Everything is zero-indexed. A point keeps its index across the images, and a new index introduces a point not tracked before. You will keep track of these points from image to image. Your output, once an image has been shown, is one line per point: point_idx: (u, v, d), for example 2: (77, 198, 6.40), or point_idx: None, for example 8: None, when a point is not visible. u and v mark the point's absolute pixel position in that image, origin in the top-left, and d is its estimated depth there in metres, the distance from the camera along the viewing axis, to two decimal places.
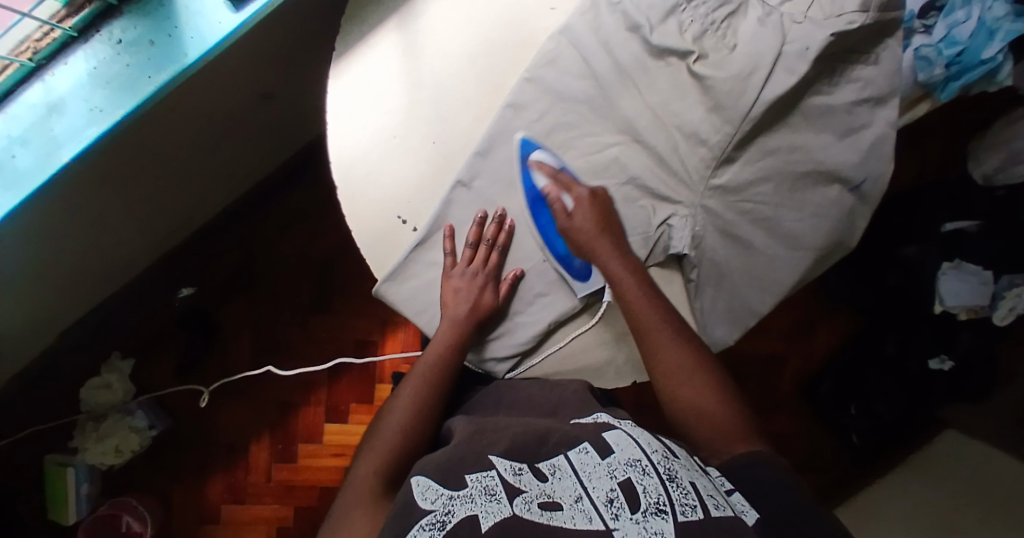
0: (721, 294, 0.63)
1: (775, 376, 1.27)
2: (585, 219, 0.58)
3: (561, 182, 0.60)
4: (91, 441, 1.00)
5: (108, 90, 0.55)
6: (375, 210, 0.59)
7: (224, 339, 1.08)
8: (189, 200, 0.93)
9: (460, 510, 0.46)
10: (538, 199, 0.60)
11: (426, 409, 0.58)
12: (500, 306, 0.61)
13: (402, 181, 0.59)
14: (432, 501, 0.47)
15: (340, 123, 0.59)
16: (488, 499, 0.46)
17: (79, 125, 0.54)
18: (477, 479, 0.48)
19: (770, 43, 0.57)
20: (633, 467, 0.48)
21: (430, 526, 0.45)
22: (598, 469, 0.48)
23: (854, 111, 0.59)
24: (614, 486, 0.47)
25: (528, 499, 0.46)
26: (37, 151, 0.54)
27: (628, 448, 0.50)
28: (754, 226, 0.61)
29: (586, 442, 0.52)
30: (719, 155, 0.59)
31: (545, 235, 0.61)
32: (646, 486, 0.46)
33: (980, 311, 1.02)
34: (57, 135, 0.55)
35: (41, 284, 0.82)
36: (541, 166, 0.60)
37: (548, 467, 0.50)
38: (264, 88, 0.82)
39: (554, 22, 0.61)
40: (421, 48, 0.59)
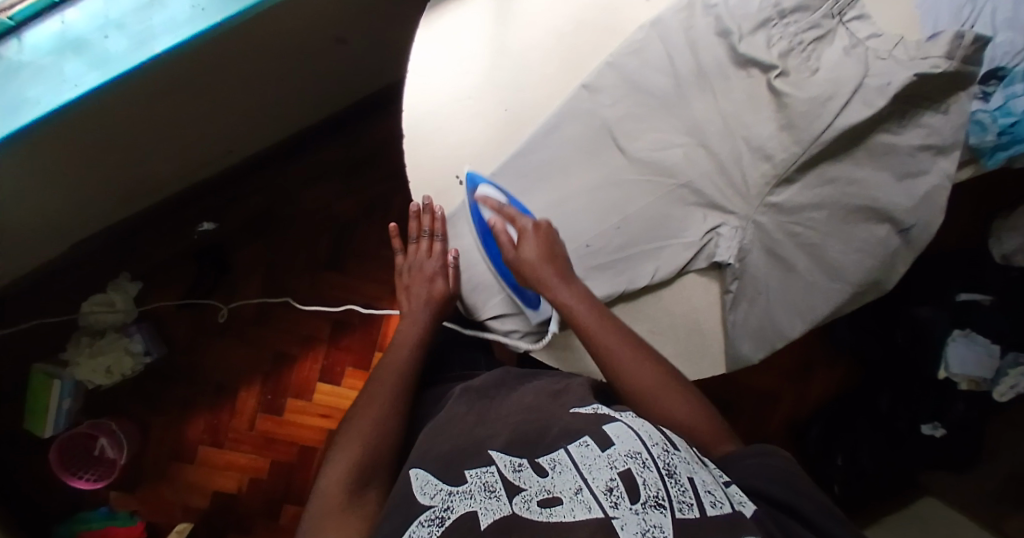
0: (755, 311, 0.63)
1: (765, 415, 1.25)
2: (531, 252, 0.58)
3: (506, 216, 0.59)
4: (85, 357, 0.98)
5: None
6: (435, 167, 0.60)
7: (235, 279, 1.07)
8: (236, 132, 0.93)
9: (458, 506, 0.46)
10: (486, 236, 0.62)
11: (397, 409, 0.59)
12: (455, 292, 0.64)
13: (467, 139, 0.59)
14: (431, 497, 0.47)
15: (420, 73, 0.59)
16: (487, 495, 0.46)
17: (180, 20, 0.55)
18: (477, 475, 0.48)
19: (852, 73, 0.58)
20: (634, 459, 0.47)
21: (430, 522, 0.45)
22: (598, 461, 0.48)
23: (917, 156, 0.60)
24: (614, 476, 0.46)
25: (527, 498, 0.46)
26: (130, 37, 0.54)
27: (628, 440, 0.50)
28: (800, 249, 0.62)
29: (586, 435, 0.51)
30: (781, 173, 0.61)
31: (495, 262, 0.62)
32: (647, 478, 0.46)
33: (981, 384, 1.07)
34: (153, 26, 0.55)
35: (76, 184, 0.81)
36: (484, 200, 0.59)
37: (548, 462, 0.49)
38: (339, 31, 0.83)
39: (646, 12, 0.61)
40: (512, 15, 0.60)
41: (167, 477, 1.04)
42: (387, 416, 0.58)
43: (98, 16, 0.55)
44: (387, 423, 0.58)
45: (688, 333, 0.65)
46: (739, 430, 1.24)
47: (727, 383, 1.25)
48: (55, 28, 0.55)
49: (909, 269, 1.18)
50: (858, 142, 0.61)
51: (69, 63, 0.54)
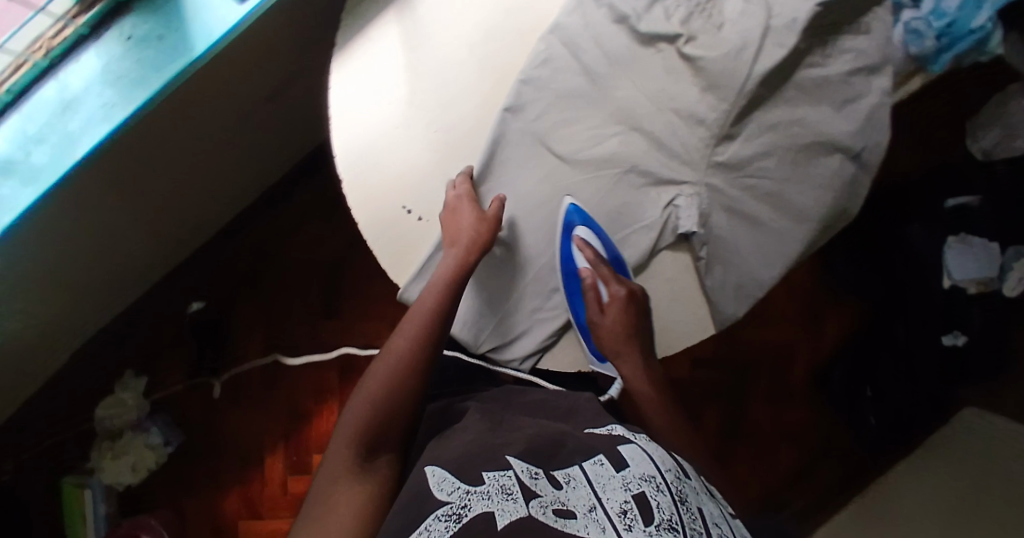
0: (730, 271, 0.62)
1: (786, 366, 1.25)
2: (615, 319, 0.61)
3: (600, 273, 0.62)
4: (108, 460, 1.00)
5: (122, 84, 0.55)
6: (378, 203, 0.59)
7: (236, 349, 1.08)
8: (197, 208, 0.94)
9: (476, 505, 0.44)
10: (573, 274, 0.63)
11: (413, 371, 0.55)
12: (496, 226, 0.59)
13: (405, 169, 0.59)
14: (449, 493, 0.46)
15: (342, 114, 0.59)
16: (505, 497, 0.45)
17: (94, 121, 0.54)
18: (494, 478, 0.48)
19: (757, 19, 0.60)
20: (648, 482, 0.50)
21: (447, 518, 0.44)
22: (613, 481, 0.50)
23: (851, 81, 0.61)
24: (627, 498, 0.48)
25: (544, 503, 0.46)
26: (53, 147, 0.55)
27: (642, 463, 0.53)
28: (758, 201, 0.62)
29: (601, 454, 0.54)
30: (719, 132, 0.61)
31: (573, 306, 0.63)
32: (660, 501, 0.49)
33: (990, 283, 1.06)
34: (71, 132, 0.55)
35: (53, 298, 0.82)
36: (583, 247, 0.61)
37: (563, 475, 0.51)
38: (268, 90, 0.85)
39: (544, 9, 0.62)
40: (418, 40, 0.60)
41: None
42: (404, 380, 0.54)
43: (18, 135, 0.55)
44: (401, 388, 0.54)
45: (677, 308, 0.64)
46: (761, 383, 1.24)
47: (740, 337, 1.25)
48: None
49: (890, 187, 1.17)
50: (786, 79, 0.61)
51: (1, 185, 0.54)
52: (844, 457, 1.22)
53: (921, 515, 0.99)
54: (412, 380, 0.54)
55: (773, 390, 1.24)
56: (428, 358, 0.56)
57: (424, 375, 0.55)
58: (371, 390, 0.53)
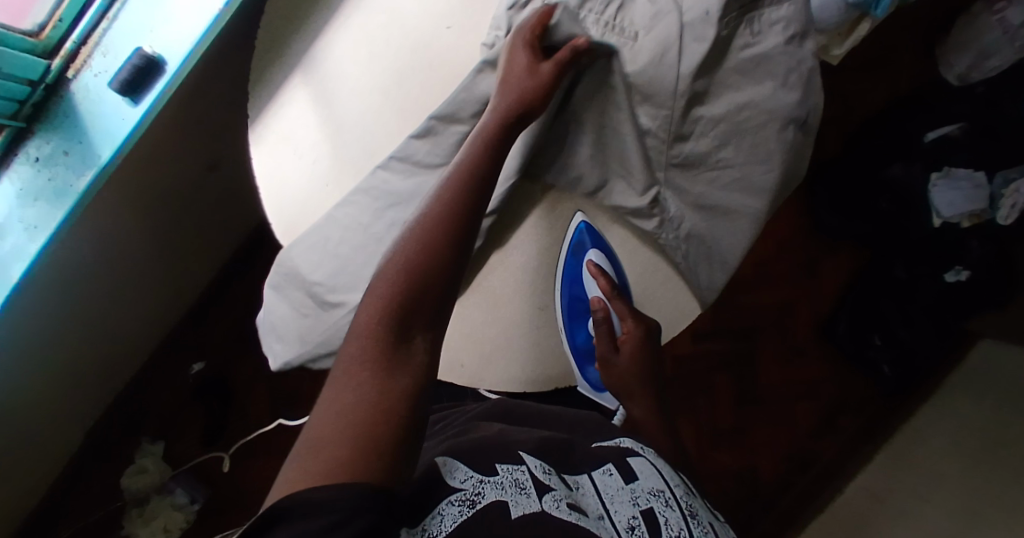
0: (714, 267, 0.61)
1: (790, 325, 1.21)
2: (630, 354, 0.61)
3: (614, 308, 0.61)
4: (139, 526, 1.02)
5: (40, 205, 0.53)
6: (312, 271, 0.58)
7: (243, 402, 1.12)
8: (171, 277, 0.95)
9: (490, 493, 0.43)
10: (581, 298, 0.62)
11: (444, 260, 0.43)
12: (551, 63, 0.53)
13: (326, 226, 0.58)
14: (462, 481, 0.44)
15: (274, 185, 0.60)
16: (518, 490, 0.44)
17: (21, 245, 0.53)
18: (507, 470, 0.46)
19: (671, 19, 0.56)
20: (657, 497, 0.50)
21: (460, 502, 0.42)
22: (621, 493, 0.49)
23: (790, 49, 0.58)
24: (636, 513, 0.48)
25: (557, 497, 0.45)
26: None
27: (650, 477, 0.52)
28: (728, 190, 0.60)
29: (610, 463, 0.52)
30: (670, 134, 0.58)
31: (572, 329, 0.61)
32: (668, 517, 0.49)
33: (982, 215, 1.02)
34: (4, 258, 0.53)
35: (49, 391, 0.84)
36: (598, 274, 0.60)
37: (573, 480, 0.49)
38: (207, 159, 0.85)
39: (457, 46, 0.59)
40: (332, 98, 0.60)
41: None
42: (425, 281, 0.42)
43: None
44: (430, 278, 0.42)
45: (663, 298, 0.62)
46: (767, 349, 1.21)
47: (739, 304, 1.22)
48: None
49: (864, 133, 1.13)
50: (715, 68, 0.58)
51: None
52: (864, 409, 1.16)
53: (946, 463, 0.97)
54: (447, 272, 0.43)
55: (783, 353, 1.21)
56: (457, 255, 0.44)
57: (457, 266, 0.44)
58: (392, 278, 0.42)
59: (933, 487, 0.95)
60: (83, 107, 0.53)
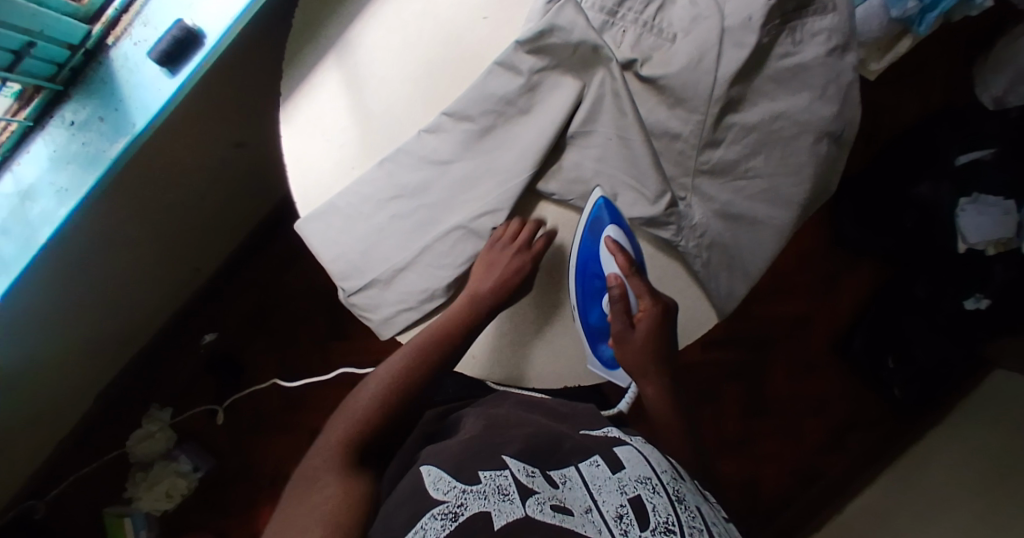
0: (735, 275, 0.60)
1: (801, 340, 1.20)
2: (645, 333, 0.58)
3: (629, 285, 0.58)
4: (143, 490, 1.04)
5: (71, 169, 0.54)
6: (320, 249, 0.60)
7: (253, 376, 1.13)
8: (191, 247, 0.96)
9: (473, 504, 0.43)
10: (596, 273, 0.59)
11: (406, 383, 0.54)
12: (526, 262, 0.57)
13: (331, 210, 0.58)
14: (444, 492, 0.44)
15: (300, 166, 0.60)
16: (501, 497, 0.44)
17: (52, 208, 0.54)
18: (490, 477, 0.46)
19: (711, 24, 0.56)
20: (644, 484, 0.49)
21: (443, 516, 0.42)
22: (608, 483, 0.49)
23: (830, 61, 0.57)
24: (623, 502, 0.47)
25: (541, 500, 0.45)
26: (17, 235, 0.54)
27: (638, 465, 0.51)
28: (754, 201, 0.59)
29: (597, 454, 0.52)
30: (699, 141, 0.57)
31: (583, 307, 0.59)
32: (656, 504, 0.48)
33: (1009, 243, 0.96)
34: (32, 219, 0.54)
35: (64, 351, 0.85)
36: (616, 250, 0.57)
37: (559, 475, 0.49)
38: (235, 135, 0.85)
39: (492, 39, 0.59)
40: (363, 82, 0.60)
41: None
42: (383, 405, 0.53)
43: None
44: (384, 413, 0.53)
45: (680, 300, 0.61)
46: (777, 362, 1.20)
47: (753, 316, 1.21)
48: None
49: (894, 151, 1.12)
50: (752, 75, 0.57)
51: None
52: (875, 428, 1.17)
53: (952, 490, 0.95)
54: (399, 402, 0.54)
55: (793, 367, 1.20)
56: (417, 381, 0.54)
57: (417, 387, 0.55)
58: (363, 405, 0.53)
59: (935, 512, 0.94)
60: (120, 75, 0.53)
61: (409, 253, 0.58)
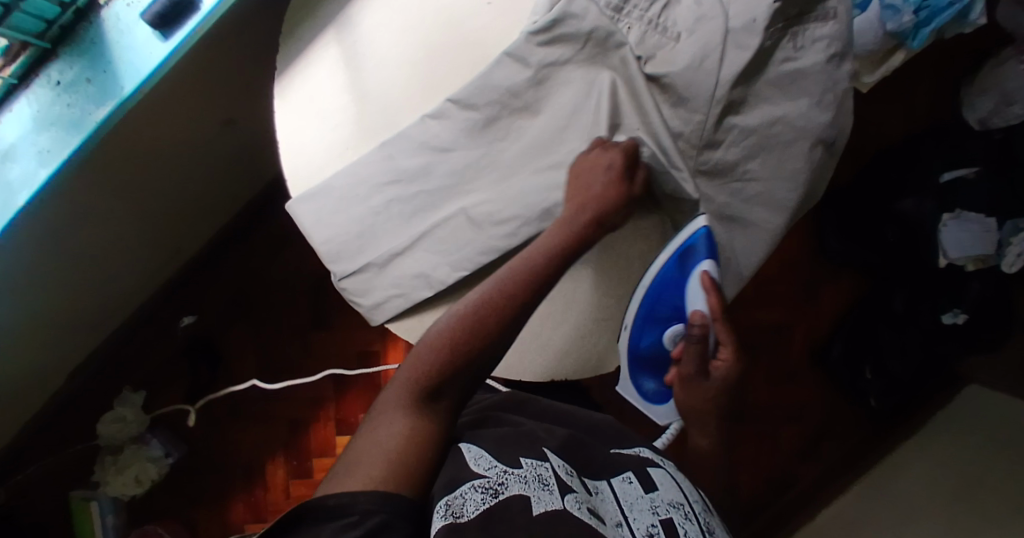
0: (729, 278, 0.60)
1: (782, 347, 1.21)
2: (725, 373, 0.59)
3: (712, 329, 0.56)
4: (112, 474, 1.01)
5: (54, 131, 0.52)
6: (312, 230, 0.59)
7: (230, 363, 1.10)
8: (173, 226, 0.94)
9: (513, 485, 0.47)
10: (673, 287, 0.56)
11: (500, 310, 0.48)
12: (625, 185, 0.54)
13: (325, 190, 0.57)
14: (486, 469, 0.48)
15: (291, 142, 0.59)
16: (541, 486, 0.48)
17: (31, 170, 0.52)
18: (531, 466, 0.50)
19: (715, 24, 0.56)
20: (677, 509, 0.52)
21: (484, 488, 0.46)
22: (640, 501, 0.51)
23: (829, 68, 0.58)
24: (655, 522, 0.50)
25: (578, 500, 0.48)
26: None
27: (671, 488, 0.54)
28: (749, 204, 0.59)
29: (629, 472, 0.55)
30: (699, 142, 0.57)
31: (640, 328, 0.58)
32: (687, 529, 0.50)
33: (988, 260, 0.99)
34: (11, 182, 0.52)
35: (37, 326, 0.83)
36: (710, 290, 0.53)
37: (593, 486, 0.52)
38: (225, 112, 0.84)
39: (494, 25, 0.59)
40: (362, 60, 0.59)
41: None
42: (470, 339, 0.47)
43: None
44: (466, 354, 0.47)
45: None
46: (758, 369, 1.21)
47: (736, 322, 1.21)
48: None
49: (881, 164, 1.13)
50: (754, 78, 0.57)
51: None
52: (848, 437, 1.19)
53: (921, 500, 0.97)
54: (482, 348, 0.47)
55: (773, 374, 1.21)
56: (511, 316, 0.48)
57: (512, 314, 0.48)
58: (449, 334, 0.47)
59: (904, 521, 0.96)
60: (109, 36, 0.52)
61: (406, 238, 0.57)
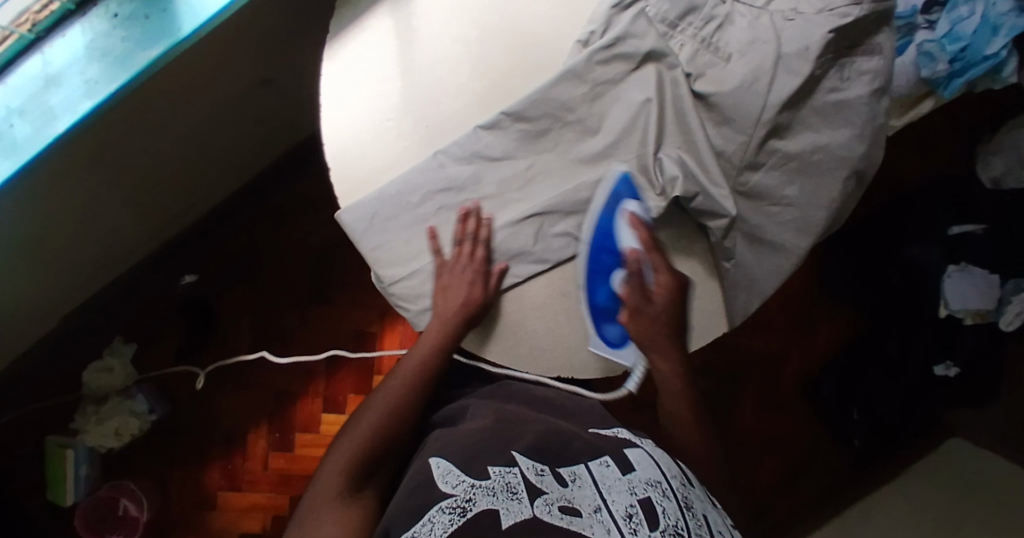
0: (752, 293, 0.62)
1: (775, 379, 1.22)
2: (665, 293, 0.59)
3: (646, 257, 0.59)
4: (92, 424, 1.01)
5: (104, 63, 0.52)
6: (361, 237, 0.60)
7: (225, 326, 1.09)
8: (190, 183, 0.94)
9: (481, 500, 0.50)
10: (602, 245, 0.59)
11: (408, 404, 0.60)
12: (492, 298, 0.59)
13: (379, 199, 0.58)
14: (454, 486, 0.51)
15: (334, 107, 0.59)
16: (510, 496, 0.51)
17: (75, 98, 0.52)
18: (500, 474, 0.53)
19: (768, 47, 0.56)
20: (654, 487, 0.54)
21: (451, 509, 0.49)
22: (618, 484, 0.54)
23: (872, 102, 0.59)
24: (633, 503, 0.52)
25: (549, 502, 0.51)
26: (33, 122, 0.52)
27: (647, 468, 0.56)
28: (783, 227, 0.60)
29: (607, 457, 0.58)
30: (741, 162, 0.58)
31: (594, 282, 0.60)
32: (666, 507, 0.52)
33: (986, 315, 1.02)
34: (54, 108, 0.52)
35: (38, 262, 0.82)
36: (636, 223, 0.58)
37: (570, 474, 0.55)
38: (261, 73, 0.84)
39: (550, 18, 0.60)
40: (415, 35, 0.59)
41: (193, 528, 1.06)
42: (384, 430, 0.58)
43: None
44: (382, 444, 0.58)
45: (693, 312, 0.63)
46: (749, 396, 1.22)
47: (732, 348, 1.22)
48: None
49: (894, 210, 1.14)
50: (799, 105, 0.58)
51: None
52: (827, 474, 1.20)
53: None
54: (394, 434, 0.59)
55: (763, 404, 1.21)
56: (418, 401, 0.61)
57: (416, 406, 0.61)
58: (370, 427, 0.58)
59: None
60: None
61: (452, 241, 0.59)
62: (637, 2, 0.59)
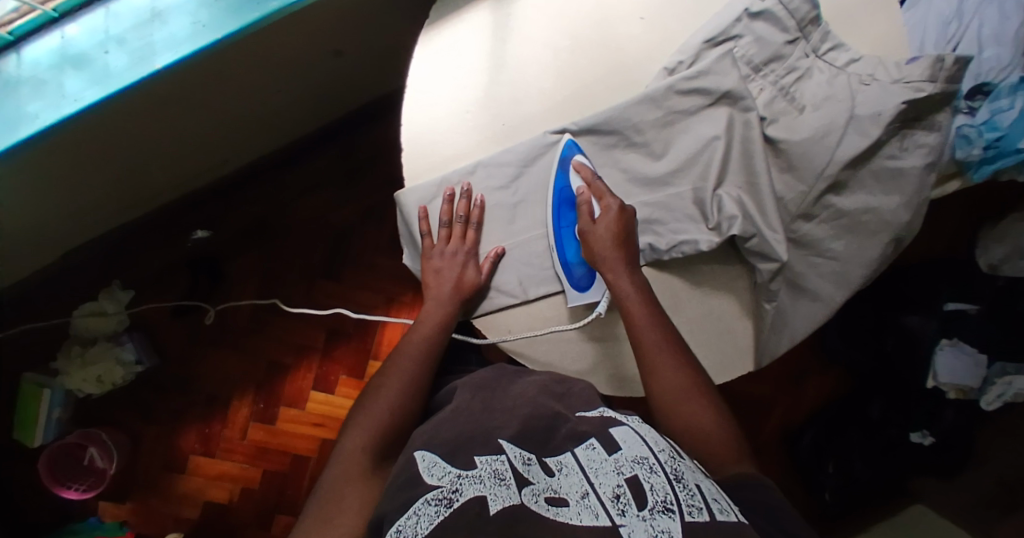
0: (784, 332, 0.62)
1: (757, 424, 1.25)
2: (606, 227, 0.58)
3: (596, 189, 0.59)
4: (75, 367, 0.97)
5: (216, 8, 0.57)
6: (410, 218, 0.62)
7: (229, 288, 1.07)
8: (229, 141, 0.93)
9: (467, 490, 0.45)
10: (566, 200, 0.60)
11: (415, 390, 0.58)
12: (485, 285, 0.61)
13: (441, 184, 0.60)
14: (439, 478, 0.47)
15: (418, 91, 0.60)
16: (497, 483, 0.46)
17: (180, 37, 0.56)
18: (487, 462, 0.48)
19: (841, 106, 0.59)
20: (641, 465, 0.48)
21: (437, 501, 0.45)
22: (605, 465, 0.49)
23: (926, 174, 0.59)
24: (620, 482, 0.47)
25: (535, 492, 0.46)
26: (130, 53, 0.56)
27: (635, 445, 0.50)
28: (824, 278, 0.62)
29: (593, 438, 0.51)
30: (796, 211, 0.61)
31: (561, 235, 0.60)
32: (654, 484, 0.47)
33: (968, 392, 1.06)
34: (154, 43, 0.56)
35: (64, 194, 0.80)
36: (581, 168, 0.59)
37: (556, 463, 0.50)
38: (334, 44, 0.84)
39: (640, 39, 0.61)
40: (510, 36, 0.61)
41: (158, 488, 1.03)
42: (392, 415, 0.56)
43: (97, 32, 0.56)
44: (391, 430, 0.56)
45: (720, 344, 0.64)
46: None
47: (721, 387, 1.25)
48: (55, 43, 0.56)
49: (898, 277, 1.18)
50: (858, 165, 0.60)
51: (70, 79, 0.56)
52: None
53: None
54: (406, 421, 0.57)
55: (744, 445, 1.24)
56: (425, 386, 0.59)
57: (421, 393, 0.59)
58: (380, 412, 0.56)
59: None
60: None
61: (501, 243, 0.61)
62: (727, 42, 0.61)
